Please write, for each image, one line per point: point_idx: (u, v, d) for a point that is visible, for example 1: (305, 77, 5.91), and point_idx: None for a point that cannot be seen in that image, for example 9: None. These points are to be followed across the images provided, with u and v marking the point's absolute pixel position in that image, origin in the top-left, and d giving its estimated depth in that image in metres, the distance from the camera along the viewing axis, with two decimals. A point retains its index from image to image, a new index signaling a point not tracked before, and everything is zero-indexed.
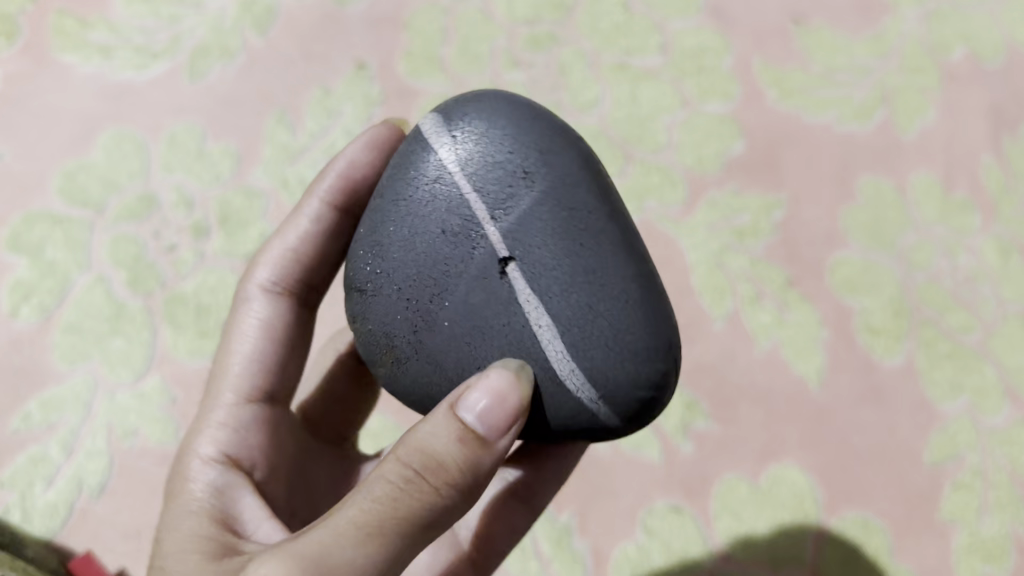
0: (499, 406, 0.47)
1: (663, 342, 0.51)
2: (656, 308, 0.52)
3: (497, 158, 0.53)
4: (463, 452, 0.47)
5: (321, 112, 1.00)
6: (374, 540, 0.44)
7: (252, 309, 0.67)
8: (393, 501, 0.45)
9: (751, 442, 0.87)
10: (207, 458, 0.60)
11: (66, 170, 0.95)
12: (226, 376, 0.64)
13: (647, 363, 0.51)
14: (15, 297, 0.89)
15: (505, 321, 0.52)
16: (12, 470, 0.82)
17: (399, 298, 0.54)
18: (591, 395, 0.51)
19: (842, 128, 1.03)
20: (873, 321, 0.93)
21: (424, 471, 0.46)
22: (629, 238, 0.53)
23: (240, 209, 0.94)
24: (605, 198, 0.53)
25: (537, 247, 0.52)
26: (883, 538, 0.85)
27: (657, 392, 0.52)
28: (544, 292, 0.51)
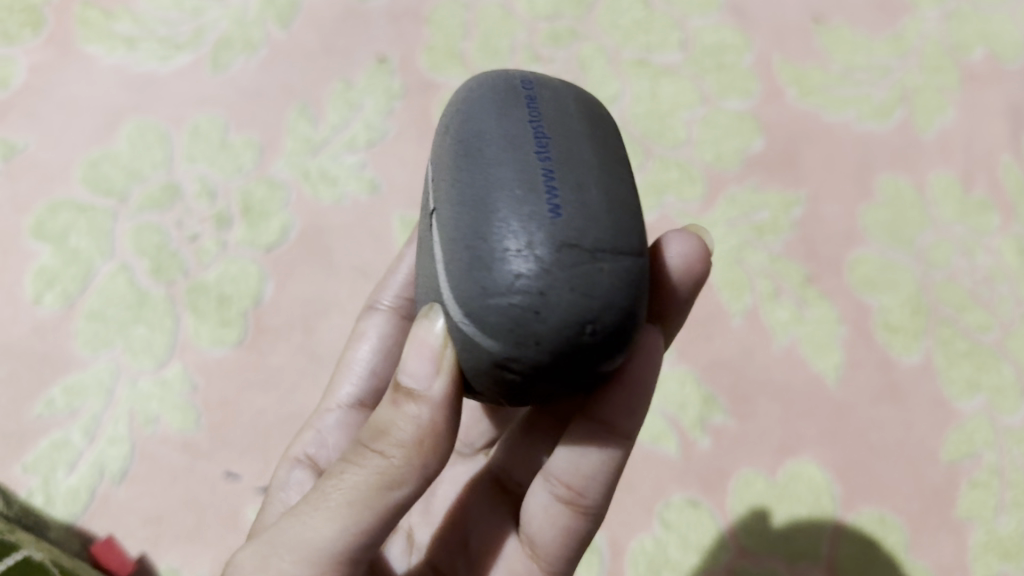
0: (424, 358, 0.48)
1: (512, 244, 0.45)
2: (513, 208, 0.46)
3: (441, 126, 0.55)
4: (398, 410, 0.48)
5: (342, 105, 1.00)
6: (325, 516, 0.47)
7: (362, 329, 0.74)
8: (342, 476, 0.48)
9: (769, 438, 0.88)
10: (297, 456, 0.70)
11: (91, 159, 0.96)
12: (336, 386, 0.73)
13: (495, 269, 0.45)
14: (39, 284, 0.90)
15: (427, 270, 0.52)
16: (34, 455, 0.82)
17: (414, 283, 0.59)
18: (464, 320, 0.47)
19: (861, 127, 1.04)
20: (891, 318, 0.93)
21: (368, 441, 0.48)
22: (513, 146, 0.48)
23: (263, 200, 0.94)
24: (506, 118, 0.50)
25: (438, 187, 0.51)
26: (901, 535, 0.85)
27: (513, 298, 0.45)
28: (438, 223, 0.50)
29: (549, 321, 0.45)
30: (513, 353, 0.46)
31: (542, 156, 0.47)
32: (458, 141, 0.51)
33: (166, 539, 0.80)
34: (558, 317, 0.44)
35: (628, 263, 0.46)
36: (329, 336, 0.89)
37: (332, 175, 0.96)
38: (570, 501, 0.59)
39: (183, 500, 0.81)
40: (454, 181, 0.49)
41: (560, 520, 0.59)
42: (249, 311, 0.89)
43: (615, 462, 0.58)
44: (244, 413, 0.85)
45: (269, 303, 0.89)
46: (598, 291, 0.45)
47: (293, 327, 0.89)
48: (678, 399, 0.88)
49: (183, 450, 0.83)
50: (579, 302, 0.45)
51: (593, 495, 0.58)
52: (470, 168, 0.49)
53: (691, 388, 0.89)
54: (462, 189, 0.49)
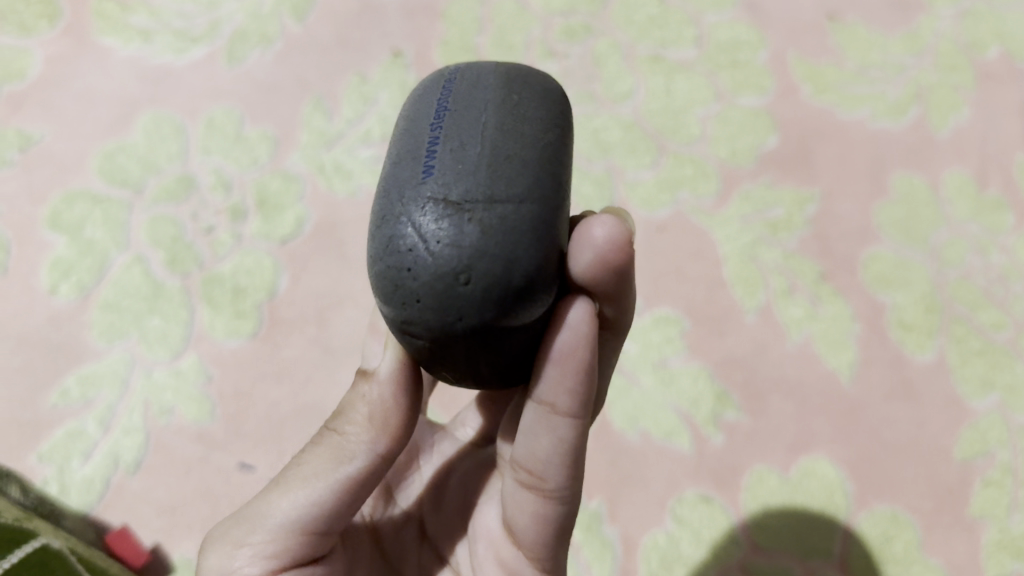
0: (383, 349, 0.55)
1: (390, 210, 0.47)
2: (397, 178, 0.48)
3: None
4: (359, 394, 0.55)
5: (357, 99, 1.00)
6: (287, 490, 0.53)
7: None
8: (307, 452, 0.55)
9: (782, 435, 0.88)
10: None
11: (106, 151, 0.97)
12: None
13: (378, 237, 0.47)
14: (54, 275, 0.90)
15: None
16: (49, 445, 0.82)
17: None
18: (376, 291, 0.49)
19: (875, 124, 1.03)
20: (905, 316, 0.93)
21: (331, 420, 0.56)
22: (414, 125, 0.50)
23: (277, 192, 0.94)
24: (423, 100, 0.52)
25: None
26: (913, 532, 0.85)
27: (389, 260, 0.46)
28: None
29: (422, 278, 0.45)
30: (402, 313, 0.47)
31: (433, 127, 0.49)
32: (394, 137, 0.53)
33: (180, 529, 0.80)
34: (429, 273, 0.45)
35: (505, 211, 0.45)
36: (343, 329, 0.89)
37: (347, 169, 0.96)
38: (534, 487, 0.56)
39: (198, 491, 0.82)
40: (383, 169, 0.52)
41: (529, 507, 0.57)
42: (264, 303, 0.89)
43: (569, 443, 0.53)
44: (258, 405, 0.85)
45: (284, 296, 0.90)
46: (467, 242, 0.45)
47: (306, 320, 0.89)
48: (691, 395, 0.88)
49: (197, 441, 0.83)
50: (446, 256, 0.45)
51: (554, 478, 0.54)
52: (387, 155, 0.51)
53: (704, 384, 0.89)
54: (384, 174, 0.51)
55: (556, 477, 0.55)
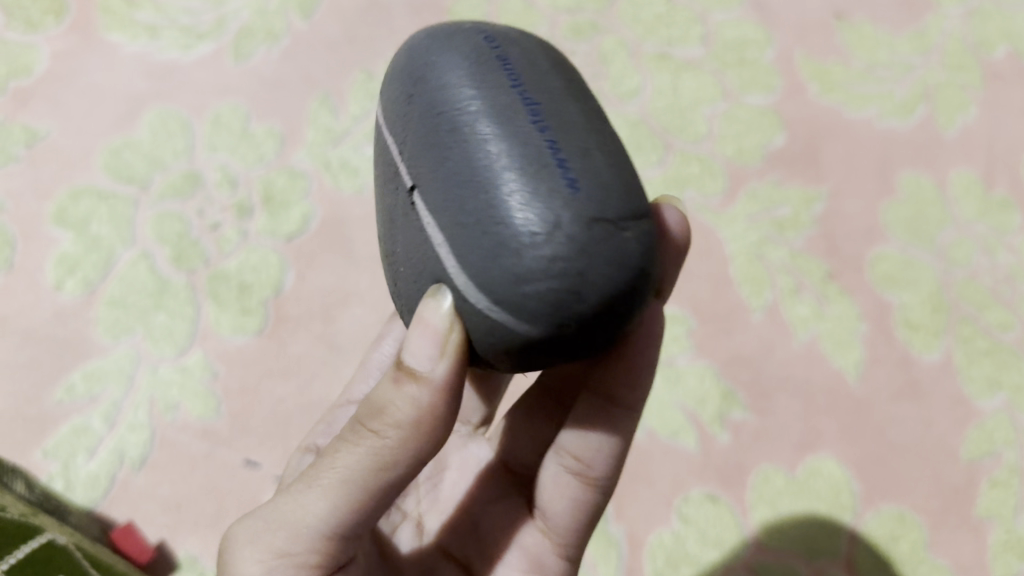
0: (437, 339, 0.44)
1: (537, 226, 0.40)
2: (529, 187, 0.40)
3: (396, 89, 0.49)
4: (401, 394, 0.44)
5: (364, 96, 1.00)
6: (315, 494, 0.45)
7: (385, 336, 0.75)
8: (337, 455, 0.46)
9: (789, 434, 0.87)
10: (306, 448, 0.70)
11: (112, 147, 0.97)
12: (356, 388, 0.74)
13: (520, 254, 0.40)
14: (60, 271, 0.90)
15: (421, 251, 0.46)
16: (53, 441, 0.82)
17: (388, 263, 0.53)
18: (484, 302, 0.42)
19: (883, 123, 1.03)
20: (912, 316, 0.93)
21: (364, 419, 0.46)
22: (503, 113, 0.43)
23: (284, 189, 0.94)
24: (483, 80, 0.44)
25: (420, 163, 0.45)
26: (919, 532, 0.85)
27: (542, 284, 0.40)
28: (436, 206, 0.44)
29: (592, 301, 0.40)
30: (549, 334, 0.41)
31: (537, 123, 0.42)
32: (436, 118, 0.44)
33: (185, 526, 0.80)
34: (600, 291, 0.40)
35: (649, 223, 0.42)
36: (349, 326, 0.89)
37: (354, 165, 0.96)
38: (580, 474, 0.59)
39: (203, 487, 0.82)
40: (447, 157, 0.43)
41: (570, 492, 0.59)
42: (270, 300, 0.89)
43: (623, 436, 0.58)
44: (263, 402, 0.85)
45: (290, 293, 0.89)
46: (632, 259, 0.41)
47: (313, 317, 0.89)
48: (698, 394, 0.88)
49: (203, 438, 0.83)
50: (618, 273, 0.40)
51: (601, 467, 0.58)
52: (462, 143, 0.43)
53: (710, 383, 0.88)
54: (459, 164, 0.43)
55: (601, 467, 0.58)
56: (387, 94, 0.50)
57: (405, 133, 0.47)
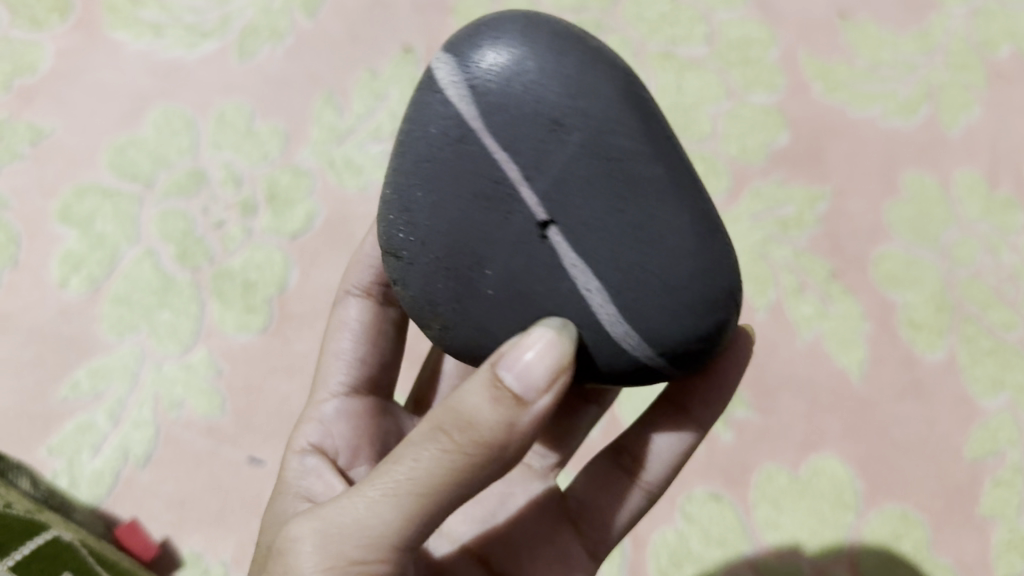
0: (541, 361, 0.44)
1: (719, 293, 0.49)
2: (708, 255, 0.49)
3: (526, 102, 0.47)
4: (497, 413, 0.44)
5: (368, 94, 1.00)
6: (392, 506, 0.44)
7: (343, 314, 0.69)
8: (415, 463, 0.45)
9: (792, 433, 0.87)
10: (299, 448, 0.64)
11: (117, 145, 0.97)
12: (323, 375, 0.68)
13: (703, 316, 0.49)
14: (65, 268, 0.90)
15: (551, 286, 0.50)
16: (58, 438, 0.82)
17: (436, 267, 0.51)
18: (647, 352, 0.50)
19: (887, 123, 1.03)
20: (916, 316, 0.93)
21: (450, 430, 0.44)
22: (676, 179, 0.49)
23: (288, 187, 0.94)
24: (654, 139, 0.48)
25: (579, 204, 0.48)
26: (923, 531, 0.85)
27: (710, 342, 0.50)
28: (603, 255, 0.48)
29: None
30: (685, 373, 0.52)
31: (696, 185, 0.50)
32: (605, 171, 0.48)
33: (190, 522, 0.81)
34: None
35: None
36: None
37: (357, 164, 0.96)
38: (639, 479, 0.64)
39: (207, 485, 0.82)
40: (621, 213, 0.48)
41: (624, 490, 0.65)
42: (274, 298, 0.89)
43: (686, 447, 0.63)
44: (267, 399, 0.85)
45: (294, 291, 0.89)
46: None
47: (316, 314, 0.88)
48: None
49: (207, 435, 0.83)
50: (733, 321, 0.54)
51: (660, 474, 0.64)
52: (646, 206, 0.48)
53: None
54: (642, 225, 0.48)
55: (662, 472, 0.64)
56: (491, 106, 0.48)
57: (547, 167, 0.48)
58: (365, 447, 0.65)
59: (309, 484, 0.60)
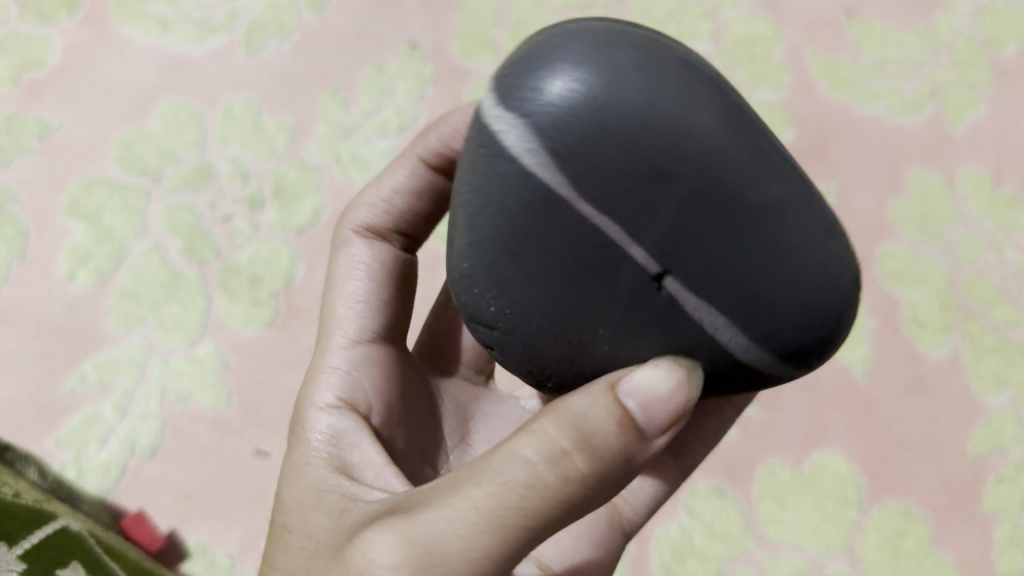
0: (668, 395, 0.42)
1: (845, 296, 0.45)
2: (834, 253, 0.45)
3: (618, 159, 0.43)
4: (621, 441, 0.41)
5: (374, 90, 1.00)
6: (495, 535, 0.40)
7: (352, 254, 0.64)
8: (528, 485, 0.40)
9: (796, 428, 0.88)
10: (322, 404, 0.57)
11: (124, 139, 0.98)
12: (334, 320, 0.62)
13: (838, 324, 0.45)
14: (73, 262, 0.91)
15: (674, 333, 0.46)
16: (65, 430, 0.83)
17: (548, 339, 0.47)
18: (782, 372, 0.46)
19: (892, 121, 1.03)
20: (919, 313, 0.93)
21: (574, 452, 0.41)
22: (796, 199, 0.44)
23: (295, 181, 0.95)
24: (762, 160, 0.43)
25: (701, 257, 0.44)
26: (925, 527, 0.85)
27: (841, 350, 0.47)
28: (732, 298, 0.44)
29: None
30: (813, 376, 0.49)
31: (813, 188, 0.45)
32: (718, 212, 0.43)
33: (196, 514, 0.81)
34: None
35: None
36: None
37: (364, 159, 0.96)
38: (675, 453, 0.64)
39: (213, 477, 0.82)
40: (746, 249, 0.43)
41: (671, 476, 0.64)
42: (281, 291, 0.89)
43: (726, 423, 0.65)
44: (273, 392, 0.85)
45: (300, 285, 0.90)
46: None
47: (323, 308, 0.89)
48: None
49: (213, 427, 0.84)
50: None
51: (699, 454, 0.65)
52: (778, 238, 0.43)
53: None
54: (780, 252, 0.43)
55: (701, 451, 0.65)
56: (572, 163, 0.43)
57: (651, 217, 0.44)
58: (392, 403, 0.60)
59: (340, 450, 0.54)
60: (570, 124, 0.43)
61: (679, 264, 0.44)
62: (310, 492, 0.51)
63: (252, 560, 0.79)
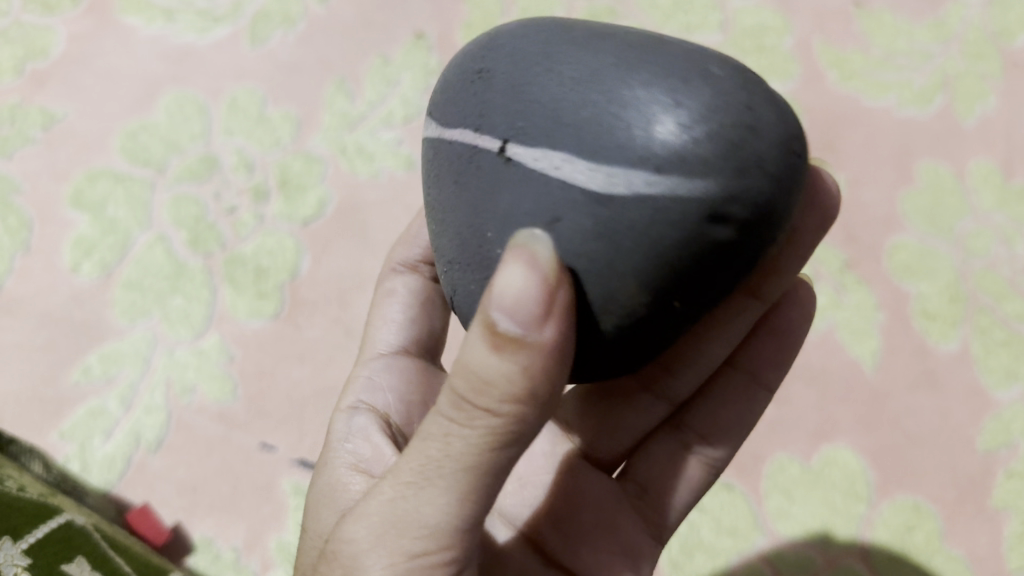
0: (528, 290, 0.41)
1: (676, 83, 0.44)
2: (648, 62, 0.45)
3: (459, 81, 0.51)
4: (504, 361, 0.41)
5: (380, 81, 0.99)
6: (439, 493, 0.43)
7: (387, 286, 0.68)
8: (448, 440, 0.43)
9: (805, 423, 0.87)
10: (347, 406, 0.62)
11: (128, 130, 0.97)
12: (372, 340, 0.67)
13: (679, 103, 0.44)
14: (77, 253, 0.90)
15: (534, 200, 0.45)
16: (70, 423, 0.82)
17: (470, 273, 0.49)
18: (645, 177, 0.43)
19: (901, 113, 1.03)
20: (929, 306, 0.92)
21: (470, 395, 0.42)
22: (593, 41, 0.47)
23: (300, 173, 0.94)
24: (557, 31, 0.49)
25: (515, 109, 0.46)
26: (935, 522, 0.84)
27: (708, 126, 0.43)
28: (553, 132, 0.45)
29: (762, 136, 0.44)
30: (725, 184, 0.43)
31: (637, 37, 0.48)
32: (522, 73, 0.47)
33: (201, 508, 0.80)
34: (768, 150, 0.44)
35: None
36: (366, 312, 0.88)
37: (369, 150, 0.95)
38: (706, 455, 0.67)
39: (219, 470, 0.81)
40: (545, 87, 0.46)
41: (694, 472, 0.67)
42: (286, 284, 0.89)
43: (755, 411, 0.68)
44: (280, 385, 0.84)
45: (306, 277, 0.89)
46: (789, 117, 0.46)
47: (330, 301, 0.88)
48: None
49: (219, 420, 0.83)
50: (760, 120, 0.44)
51: (726, 446, 0.68)
52: (573, 67, 0.46)
53: None
54: (575, 78, 0.45)
55: (729, 448, 0.68)
56: (439, 111, 0.52)
57: (482, 108, 0.48)
58: (414, 405, 0.63)
59: (355, 446, 0.57)
60: (438, 92, 0.53)
61: (511, 130, 0.46)
62: (326, 484, 0.55)
63: (258, 554, 0.78)
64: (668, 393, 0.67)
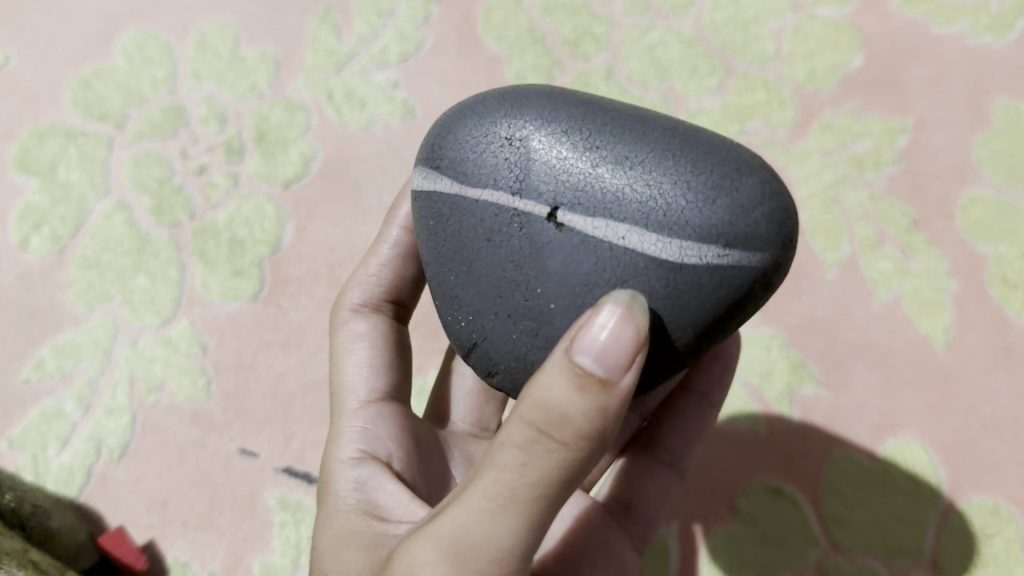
0: (620, 336, 0.35)
1: (732, 164, 0.40)
2: (696, 141, 0.41)
3: (478, 142, 0.43)
4: (588, 403, 0.34)
5: (371, 9, 0.86)
6: (507, 521, 0.35)
7: (351, 332, 0.55)
8: (520, 469, 0.35)
9: (867, 412, 0.76)
10: (346, 457, 0.48)
11: (82, 77, 0.84)
12: (343, 389, 0.53)
13: (739, 185, 0.40)
14: (25, 226, 0.78)
15: (595, 261, 0.40)
16: (22, 428, 0.72)
17: (507, 319, 0.43)
18: (714, 253, 0.39)
19: (974, 41, 0.88)
20: (1009, 271, 0.80)
21: (548, 430, 0.35)
22: (633, 115, 0.42)
23: (280, 124, 0.81)
24: (593, 104, 0.42)
25: (572, 181, 0.40)
26: (1016, 528, 0.72)
27: (769, 204, 0.40)
28: (613, 205, 0.40)
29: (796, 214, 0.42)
30: (777, 259, 0.41)
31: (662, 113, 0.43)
32: (563, 146, 0.41)
33: (173, 526, 0.69)
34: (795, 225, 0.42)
35: None
36: None
37: (359, 95, 0.82)
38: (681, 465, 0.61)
39: (193, 481, 0.70)
40: (601, 163, 0.40)
41: (668, 482, 0.60)
42: (266, 258, 0.77)
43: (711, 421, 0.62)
44: (262, 378, 0.73)
45: (288, 249, 0.77)
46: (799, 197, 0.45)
47: (317, 278, 0.76)
48: (763, 366, 0.77)
49: (192, 422, 0.72)
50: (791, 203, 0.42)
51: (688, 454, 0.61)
52: (622, 143, 0.40)
53: (776, 354, 0.77)
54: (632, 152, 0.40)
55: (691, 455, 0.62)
56: (447, 171, 0.44)
57: (524, 172, 0.41)
58: (412, 454, 0.51)
59: (365, 493, 0.46)
60: (434, 151, 0.45)
61: (563, 197, 0.40)
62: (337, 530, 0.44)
63: None
64: (643, 405, 0.63)
